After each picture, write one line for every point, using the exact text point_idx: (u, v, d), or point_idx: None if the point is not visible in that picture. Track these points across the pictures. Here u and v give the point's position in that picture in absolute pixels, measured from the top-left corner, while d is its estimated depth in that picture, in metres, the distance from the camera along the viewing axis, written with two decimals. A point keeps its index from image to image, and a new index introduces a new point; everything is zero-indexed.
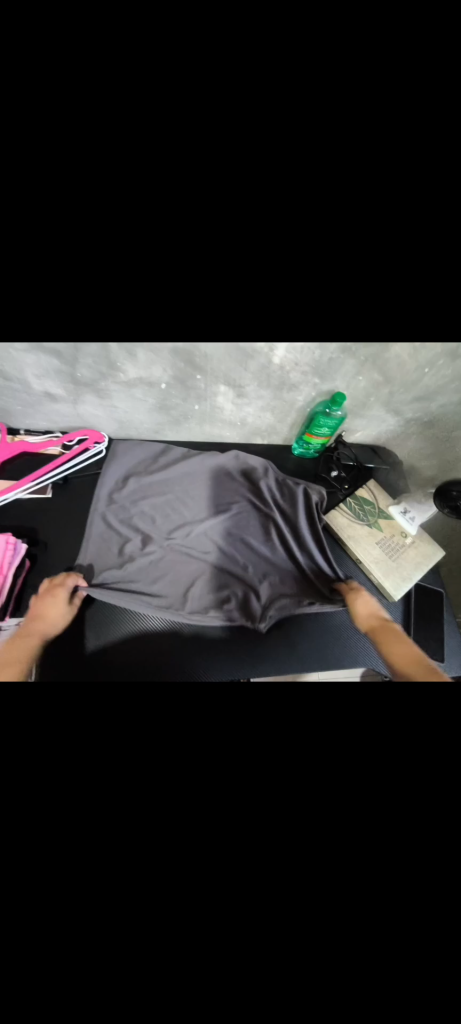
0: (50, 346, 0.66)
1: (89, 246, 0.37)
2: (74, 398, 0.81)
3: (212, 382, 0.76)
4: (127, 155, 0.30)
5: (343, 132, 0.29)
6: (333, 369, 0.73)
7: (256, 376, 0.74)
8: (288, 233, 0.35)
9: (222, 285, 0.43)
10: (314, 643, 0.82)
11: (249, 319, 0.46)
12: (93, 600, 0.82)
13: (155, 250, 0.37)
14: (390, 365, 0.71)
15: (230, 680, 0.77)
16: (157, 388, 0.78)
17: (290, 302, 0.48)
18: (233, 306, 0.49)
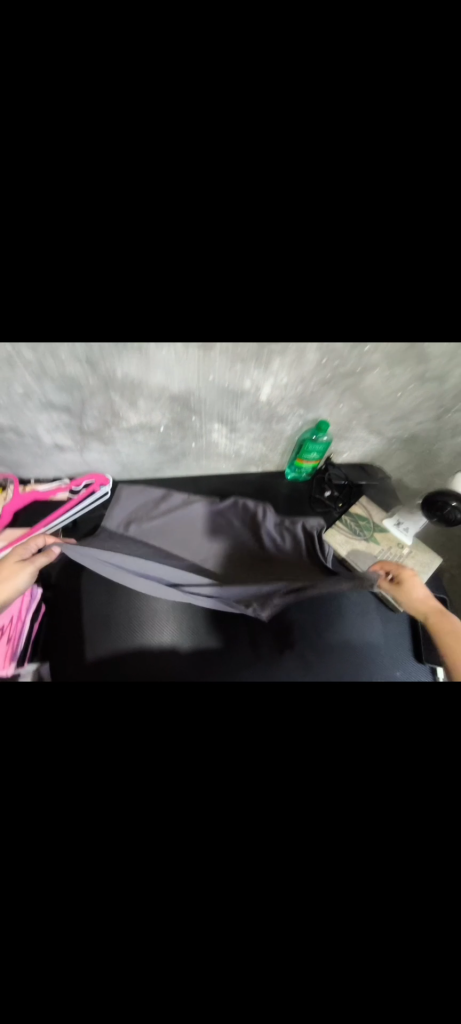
0: (58, 400, 0.73)
1: (100, 259, 0.45)
2: (81, 446, 0.87)
3: (206, 421, 0.82)
4: None
5: (308, 182, 0.37)
6: (315, 400, 0.80)
7: (246, 413, 0.81)
8: (265, 251, 0.44)
9: (206, 294, 0.51)
10: (321, 645, 0.86)
11: (222, 316, 0.54)
12: (96, 613, 0.84)
13: (157, 265, 0.45)
14: (367, 392, 0.79)
15: (245, 679, 0.80)
16: (156, 431, 0.84)
17: (272, 312, 0.55)
18: (222, 318, 0.56)
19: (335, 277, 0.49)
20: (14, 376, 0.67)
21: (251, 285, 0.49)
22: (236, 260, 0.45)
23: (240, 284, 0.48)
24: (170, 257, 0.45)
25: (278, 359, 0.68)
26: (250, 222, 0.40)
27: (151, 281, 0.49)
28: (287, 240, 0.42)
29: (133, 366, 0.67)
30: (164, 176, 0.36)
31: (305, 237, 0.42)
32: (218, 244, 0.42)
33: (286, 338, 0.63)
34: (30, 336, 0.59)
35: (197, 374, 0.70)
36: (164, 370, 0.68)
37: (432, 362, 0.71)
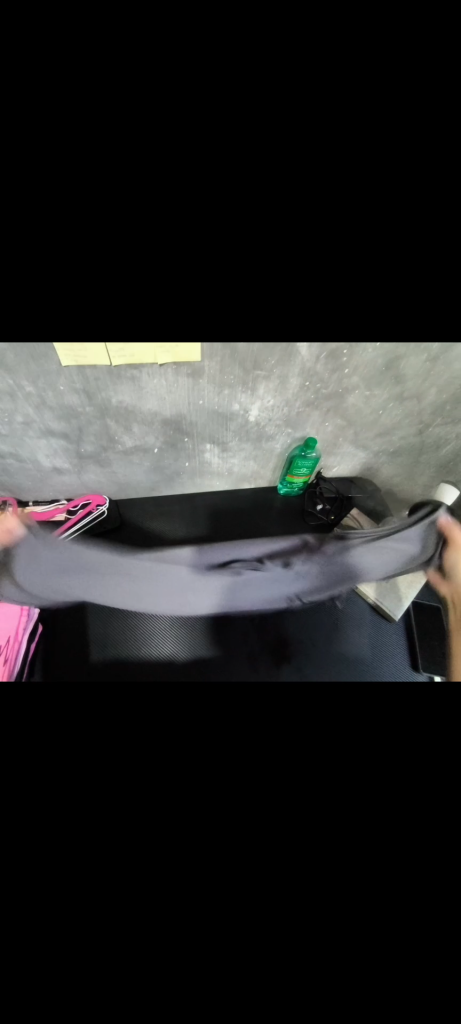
0: (58, 430, 0.77)
1: (101, 316, 0.51)
2: (79, 468, 0.90)
3: (199, 442, 0.86)
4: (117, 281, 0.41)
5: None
6: (302, 419, 0.84)
7: (236, 433, 0.85)
8: (243, 300, 0.50)
9: (195, 332, 0.57)
10: (317, 642, 0.89)
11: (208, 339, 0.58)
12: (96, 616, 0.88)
13: (151, 315, 0.51)
14: (350, 411, 0.83)
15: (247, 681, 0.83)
16: (151, 452, 0.87)
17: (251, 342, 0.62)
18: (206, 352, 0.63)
19: (315, 310, 0.52)
20: (14, 407, 0.70)
21: (232, 320, 0.55)
22: (218, 307, 0.51)
23: (222, 323, 0.54)
24: (161, 312, 0.51)
25: (264, 383, 0.73)
26: (231, 289, 0.47)
27: (148, 327, 0.54)
28: (260, 292, 0.48)
29: (127, 392, 0.71)
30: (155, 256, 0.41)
31: (270, 295, 0.49)
32: (205, 296, 0.48)
33: (267, 367, 0.69)
34: (31, 372, 0.64)
35: (187, 399, 0.74)
36: (156, 395, 0.72)
37: (409, 380, 0.76)
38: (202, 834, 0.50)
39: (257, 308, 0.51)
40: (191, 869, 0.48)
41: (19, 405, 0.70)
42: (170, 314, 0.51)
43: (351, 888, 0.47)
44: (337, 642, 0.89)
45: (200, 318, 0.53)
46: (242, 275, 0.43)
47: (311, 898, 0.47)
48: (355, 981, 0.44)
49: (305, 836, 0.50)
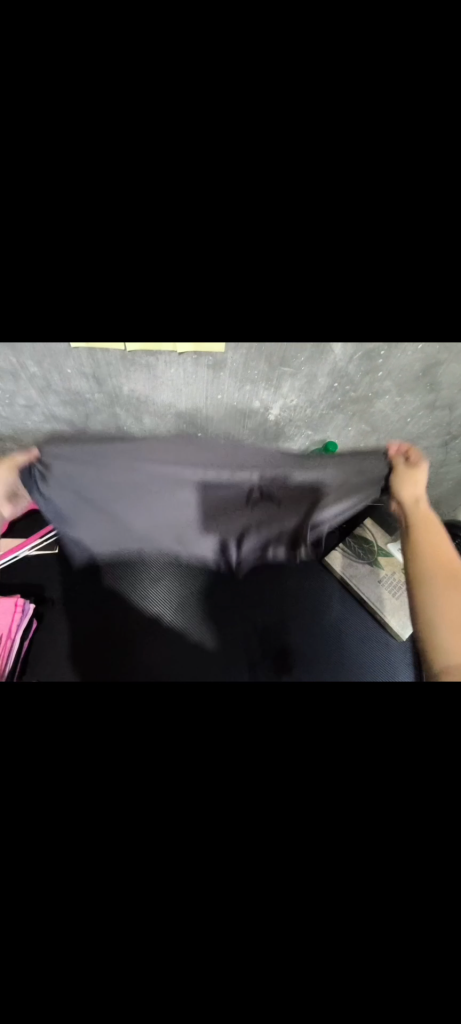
0: (62, 418, 0.72)
1: (121, 317, 0.48)
2: None
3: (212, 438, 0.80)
4: (138, 208, 0.35)
5: (319, 262, 0.40)
6: (324, 423, 0.78)
7: (254, 432, 0.79)
8: (276, 300, 0.46)
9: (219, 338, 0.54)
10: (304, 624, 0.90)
11: (234, 328, 0.53)
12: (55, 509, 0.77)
13: (178, 313, 0.47)
14: (377, 419, 0.77)
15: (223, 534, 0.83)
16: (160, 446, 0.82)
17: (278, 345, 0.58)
18: (227, 350, 0.59)
19: (338, 327, 0.52)
20: (16, 388, 0.65)
21: (261, 321, 0.50)
22: (249, 306, 0.47)
23: (249, 323, 0.50)
24: (188, 315, 0.47)
25: (288, 381, 0.67)
26: (267, 280, 0.42)
27: (178, 333, 0.53)
28: (295, 292, 0.44)
29: (140, 381, 0.66)
30: (192, 262, 0.40)
31: (305, 296, 0.45)
32: (237, 294, 0.45)
33: (294, 365, 0.64)
34: (36, 357, 0.59)
35: (205, 392, 0.69)
36: (172, 386, 0.67)
37: (444, 389, 0.70)
38: (193, 853, 0.40)
39: (293, 305, 0.47)
40: (160, 930, 0.38)
41: (20, 388, 0.65)
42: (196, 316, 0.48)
43: (362, 948, 0.38)
44: (341, 636, 0.91)
45: (227, 313, 0.48)
46: (281, 241, 0.38)
47: (311, 963, 0.38)
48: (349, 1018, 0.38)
49: (294, 857, 0.40)
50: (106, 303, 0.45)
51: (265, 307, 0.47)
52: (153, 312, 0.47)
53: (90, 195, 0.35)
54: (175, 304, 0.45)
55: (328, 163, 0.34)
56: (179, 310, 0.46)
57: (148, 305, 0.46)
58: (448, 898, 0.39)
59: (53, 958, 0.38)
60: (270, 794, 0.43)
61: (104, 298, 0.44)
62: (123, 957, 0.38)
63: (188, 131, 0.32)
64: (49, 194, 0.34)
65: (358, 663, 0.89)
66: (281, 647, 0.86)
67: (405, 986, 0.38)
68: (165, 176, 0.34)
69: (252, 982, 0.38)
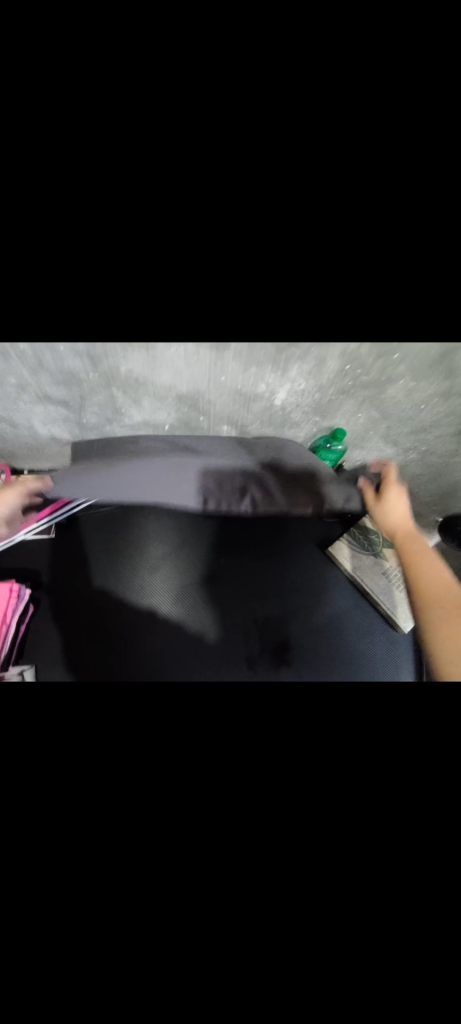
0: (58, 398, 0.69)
1: (119, 285, 0.45)
2: (80, 441, 0.82)
3: (215, 422, 0.77)
4: (133, 163, 0.32)
5: (328, 225, 0.38)
6: (333, 409, 0.74)
7: (258, 416, 0.75)
8: (284, 271, 0.44)
9: (221, 305, 0.51)
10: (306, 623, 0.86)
11: (240, 307, 0.49)
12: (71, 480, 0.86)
13: (180, 275, 0.44)
14: (387, 405, 0.73)
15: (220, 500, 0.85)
16: (161, 430, 0.79)
17: (285, 321, 0.54)
18: (231, 327, 0.55)
19: (349, 294, 0.49)
20: (7, 366, 0.62)
21: (268, 283, 0.46)
22: (255, 273, 0.44)
23: (257, 286, 0.46)
24: (191, 276, 0.44)
25: (295, 366, 0.63)
26: (276, 243, 0.40)
27: (179, 302, 0.50)
28: (304, 259, 0.41)
29: (139, 361, 0.62)
30: (194, 227, 0.38)
31: (317, 262, 0.42)
32: (243, 262, 0.42)
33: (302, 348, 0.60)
34: (25, 336, 0.55)
35: (208, 375, 0.65)
36: (172, 367, 0.63)
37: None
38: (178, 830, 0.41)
39: (304, 272, 0.43)
40: (150, 906, 0.38)
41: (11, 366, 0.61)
42: (199, 277, 0.44)
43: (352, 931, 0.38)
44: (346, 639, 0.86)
45: (232, 277, 0.44)
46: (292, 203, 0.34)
47: (303, 946, 0.37)
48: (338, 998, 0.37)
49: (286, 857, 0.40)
50: (103, 268, 0.42)
51: (274, 272, 0.44)
52: (154, 272, 0.44)
53: (77, 108, 0.29)
54: (178, 265, 0.42)
55: (345, 117, 0.30)
56: (183, 273, 0.43)
57: (148, 267, 0.43)
58: (446, 899, 0.38)
59: (45, 936, 0.37)
60: (263, 779, 0.44)
61: (101, 262, 0.41)
62: (111, 937, 0.37)
63: (187, 63, 0.29)
64: (28, 138, 0.30)
65: (364, 667, 0.83)
66: (280, 643, 0.84)
67: (396, 963, 0.37)
68: (163, 136, 0.31)
69: (244, 957, 0.37)
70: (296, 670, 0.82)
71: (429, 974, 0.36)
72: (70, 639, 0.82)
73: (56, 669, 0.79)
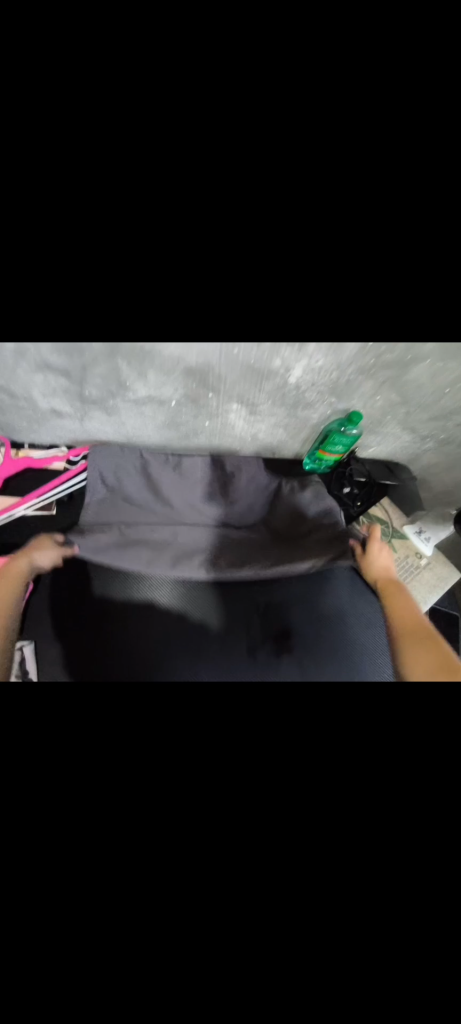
0: (57, 368, 0.65)
1: (123, 249, 0.41)
2: (81, 414, 0.78)
3: (224, 400, 0.73)
4: None
5: None
6: (350, 390, 0.70)
7: (270, 396, 0.71)
8: (304, 242, 0.40)
9: (235, 283, 0.47)
10: (317, 635, 0.82)
11: (258, 269, 0.44)
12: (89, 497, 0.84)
13: (190, 245, 0.41)
14: (409, 388, 0.68)
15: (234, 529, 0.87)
16: (167, 406, 0.74)
17: (304, 299, 0.49)
18: (245, 304, 0.51)
19: (373, 266, 0.45)
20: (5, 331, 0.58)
21: (286, 260, 0.42)
22: (272, 245, 0.40)
23: (273, 260, 0.42)
24: (201, 246, 0.41)
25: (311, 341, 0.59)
26: (296, 195, 0.35)
27: (188, 275, 0.46)
28: (326, 219, 0.37)
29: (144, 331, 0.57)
30: (207, 169, 0.34)
31: (342, 223, 0.38)
32: (260, 230, 0.39)
33: (321, 322, 0.55)
34: (21, 299, 0.51)
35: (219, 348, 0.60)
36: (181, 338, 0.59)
37: None
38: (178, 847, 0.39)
39: (326, 237, 0.39)
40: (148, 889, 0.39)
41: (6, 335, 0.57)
42: (211, 245, 0.40)
43: None
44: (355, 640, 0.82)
45: (247, 247, 0.41)
46: None
47: None
48: (324, 986, 0.40)
49: None
50: (105, 227, 0.39)
51: (293, 243, 0.40)
52: (159, 236, 0.40)
53: None
54: (189, 225, 0.38)
55: None
56: (192, 239, 0.39)
57: (153, 228, 0.39)
58: None
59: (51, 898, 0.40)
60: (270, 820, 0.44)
61: (103, 216, 0.38)
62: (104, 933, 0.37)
63: (207, 16, 0.29)
64: None
65: (376, 662, 0.79)
66: (283, 631, 0.81)
67: (373, 948, 0.40)
68: None
69: None
70: (300, 663, 0.79)
71: (423, 956, 0.39)
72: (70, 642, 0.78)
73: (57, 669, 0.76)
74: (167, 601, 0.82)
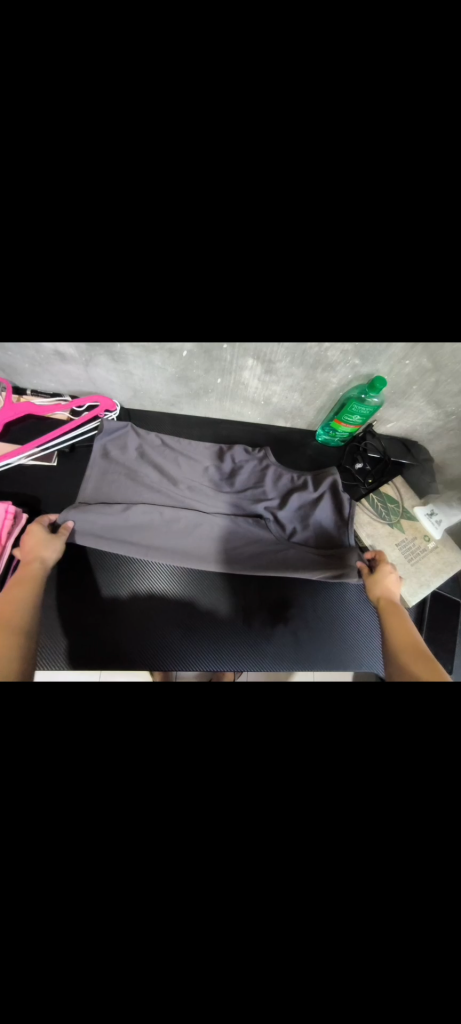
0: (66, 332, 0.60)
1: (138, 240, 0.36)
2: (87, 359, 0.73)
3: (239, 353, 0.67)
4: None
5: None
6: (376, 353, 0.64)
7: (289, 354, 0.66)
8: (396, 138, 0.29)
9: (260, 289, 0.42)
10: (313, 633, 0.81)
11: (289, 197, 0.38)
12: (91, 471, 0.80)
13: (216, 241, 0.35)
14: (443, 354, 0.62)
15: (245, 525, 0.81)
16: (177, 356, 0.70)
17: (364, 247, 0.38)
18: (271, 295, 0.43)
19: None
20: None
21: (332, 265, 0.38)
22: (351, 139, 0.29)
23: (306, 272, 0.38)
24: (229, 248, 0.36)
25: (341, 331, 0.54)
26: None
27: (214, 286, 0.41)
28: None
29: None
30: None
31: None
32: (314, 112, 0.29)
33: (358, 311, 0.49)
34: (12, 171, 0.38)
35: None
36: None
37: None
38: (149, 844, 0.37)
39: None
40: None
41: (12, 306, 0.52)
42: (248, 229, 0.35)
43: None
44: (350, 639, 0.81)
45: (280, 253, 0.36)
46: None
47: None
48: None
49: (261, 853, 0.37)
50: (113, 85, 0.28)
51: (332, 249, 0.36)
52: (188, 244, 0.35)
53: None
54: None
55: None
56: (219, 241, 0.35)
57: (177, 228, 0.34)
58: None
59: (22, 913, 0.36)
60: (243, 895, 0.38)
61: None
62: None
63: None
64: None
65: (364, 655, 0.81)
66: (281, 601, 0.82)
67: None
68: None
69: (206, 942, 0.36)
70: (294, 633, 0.81)
71: None
72: (69, 630, 0.77)
73: (53, 655, 0.75)
74: (165, 581, 0.82)
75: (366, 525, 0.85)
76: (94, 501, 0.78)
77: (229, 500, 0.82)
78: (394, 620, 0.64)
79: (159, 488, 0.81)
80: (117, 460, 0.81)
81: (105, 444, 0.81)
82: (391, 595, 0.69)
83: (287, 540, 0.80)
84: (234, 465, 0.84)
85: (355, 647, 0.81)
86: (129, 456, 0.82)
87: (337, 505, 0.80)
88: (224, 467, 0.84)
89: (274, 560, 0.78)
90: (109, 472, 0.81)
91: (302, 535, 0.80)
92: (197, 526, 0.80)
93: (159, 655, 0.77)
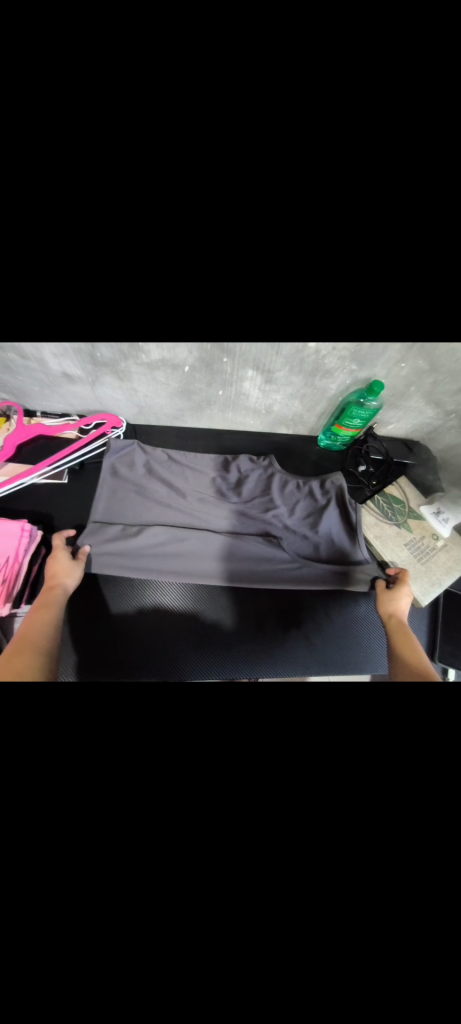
0: None
1: (145, 258, 0.38)
2: (93, 379, 0.76)
3: (239, 365, 0.70)
4: None
5: None
6: (373, 358, 0.66)
7: (287, 363, 0.69)
8: None
9: (263, 291, 0.44)
10: (329, 637, 0.81)
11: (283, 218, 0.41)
12: (102, 489, 0.82)
13: (215, 256, 0.38)
14: (437, 355, 0.64)
15: (256, 535, 0.82)
16: (180, 372, 0.72)
17: (346, 283, 0.42)
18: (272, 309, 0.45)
19: None
20: None
21: (325, 275, 0.40)
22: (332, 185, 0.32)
23: (305, 270, 0.39)
24: (228, 254, 0.38)
25: (339, 328, 0.56)
26: None
27: (217, 286, 0.43)
28: None
29: None
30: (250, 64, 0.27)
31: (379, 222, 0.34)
32: None
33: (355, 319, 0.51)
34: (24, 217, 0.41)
35: None
36: None
37: None
38: None
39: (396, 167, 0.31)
40: None
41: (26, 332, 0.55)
42: (246, 251, 0.37)
43: None
44: (366, 641, 0.81)
45: (280, 260, 0.38)
46: None
47: None
48: None
49: None
50: None
51: (332, 254, 0.37)
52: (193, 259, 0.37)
53: None
54: None
55: None
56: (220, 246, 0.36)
57: (181, 234, 0.36)
58: None
59: None
60: None
61: None
62: None
63: None
64: None
65: (381, 654, 0.80)
66: (295, 605, 0.82)
67: None
68: None
69: None
70: (307, 637, 0.80)
71: None
72: (88, 644, 0.78)
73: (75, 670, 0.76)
74: (178, 592, 0.83)
75: (373, 527, 0.85)
76: (107, 519, 0.80)
77: (237, 511, 0.83)
78: (399, 640, 0.64)
79: (168, 503, 0.82)
80: (127, 477, 0.83)
81: (113, 460, 0.84)
82: (401, 618, 0.69)
83: (297, 543, 0.81)
84: (240, 476, 0.86)
85: (372, 648, 0.81)
86: (138, 473, 0.84)
87: (343, 503, 0.81)
88: (230, 477, 0.86)
89: (281, 570, 0.79)
90: (119, 490, 0.83)
91: (312, 535, 0.81)
92: (208, 536, 0.81)
93: (176, 669, 0.77)
